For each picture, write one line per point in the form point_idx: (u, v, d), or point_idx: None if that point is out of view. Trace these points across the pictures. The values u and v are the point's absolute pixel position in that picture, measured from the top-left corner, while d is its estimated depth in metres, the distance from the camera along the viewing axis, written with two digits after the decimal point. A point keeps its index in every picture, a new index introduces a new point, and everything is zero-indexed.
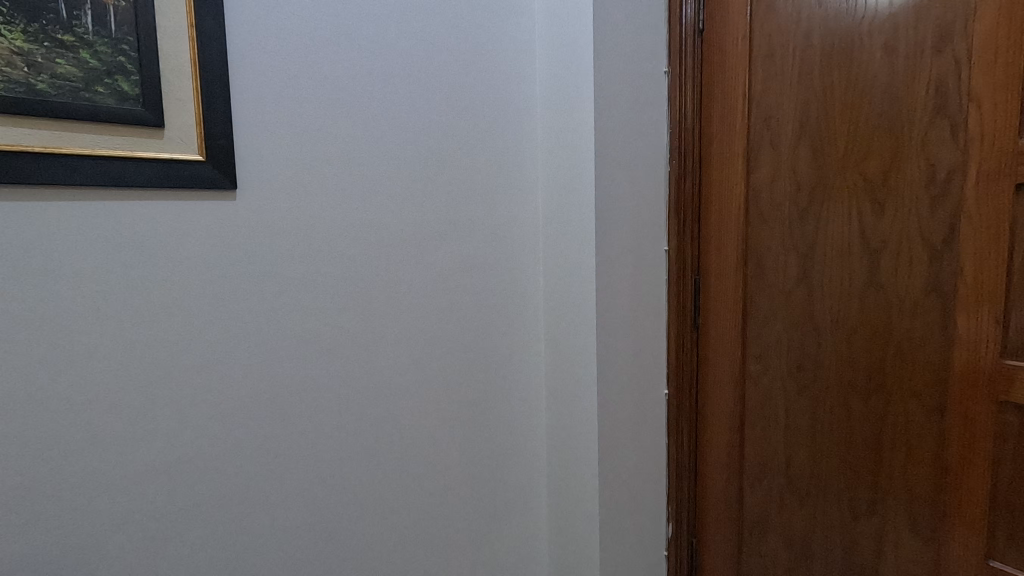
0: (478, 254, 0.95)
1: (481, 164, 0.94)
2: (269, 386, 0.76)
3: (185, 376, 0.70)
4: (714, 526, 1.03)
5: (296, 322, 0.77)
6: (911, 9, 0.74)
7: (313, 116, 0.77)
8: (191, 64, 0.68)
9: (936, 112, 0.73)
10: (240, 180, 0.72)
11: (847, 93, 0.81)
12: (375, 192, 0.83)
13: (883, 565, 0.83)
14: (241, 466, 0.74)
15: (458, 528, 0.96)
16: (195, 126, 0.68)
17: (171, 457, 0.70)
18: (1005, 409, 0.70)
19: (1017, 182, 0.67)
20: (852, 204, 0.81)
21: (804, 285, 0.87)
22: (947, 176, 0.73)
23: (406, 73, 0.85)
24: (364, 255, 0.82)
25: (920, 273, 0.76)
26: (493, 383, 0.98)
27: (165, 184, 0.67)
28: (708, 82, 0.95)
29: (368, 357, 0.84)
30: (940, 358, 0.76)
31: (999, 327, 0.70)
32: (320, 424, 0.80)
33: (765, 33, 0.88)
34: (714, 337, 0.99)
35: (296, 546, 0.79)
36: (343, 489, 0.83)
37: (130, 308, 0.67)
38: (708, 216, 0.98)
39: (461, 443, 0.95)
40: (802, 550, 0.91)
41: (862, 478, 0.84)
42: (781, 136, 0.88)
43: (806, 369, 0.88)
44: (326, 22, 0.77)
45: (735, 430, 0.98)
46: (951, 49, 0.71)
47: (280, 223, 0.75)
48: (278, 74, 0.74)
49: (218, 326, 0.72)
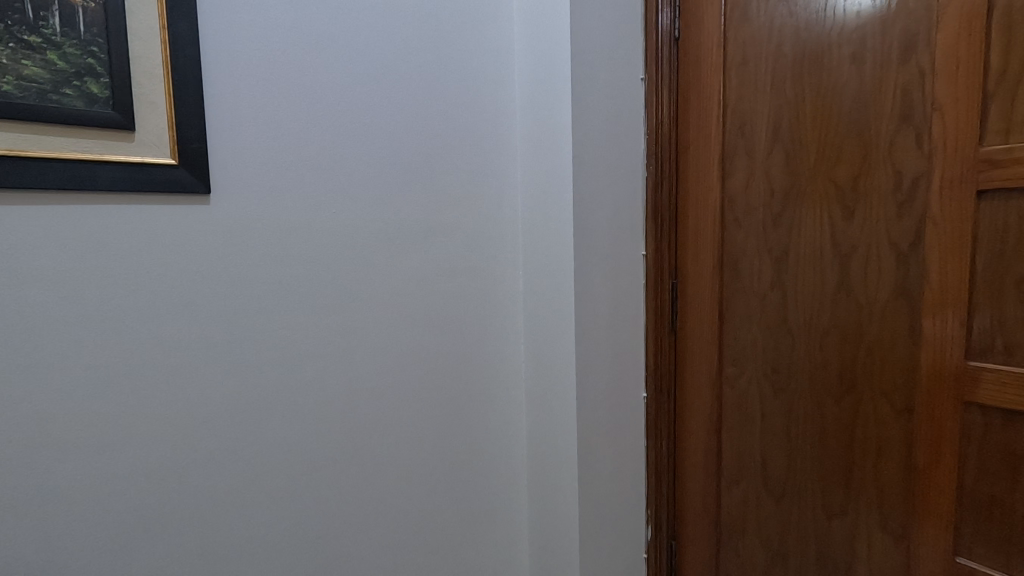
0: (456, 257, 0.96)
1: (459, 169, 0.95)
2: (246, 387, 0.77)
3: (163, 378, 0.72)
4: (692, 525, 1.04)
5: (272, 324, 0.79)
6: (878, 19, 0.76)
7: (289, 122, 0.78)
8: (163, 68, 0.68)
9: (902, 119, 0.74)
10: (214, 184, 0.73)
11: (818, 101, 0.82)
12: (351, 196, 0.84)
13: (856, 564, 0.84)
14: (220, 466, 0.76)
15: (439, 527, 0.98)
16: (166, 128, 0.69)
17: (149, 457, 0.71)
18: (969, 410, 0.72)
19: (979, 189, 0.69)
20: (823, 209, 0.82)
21: (778, 289, 0.88)
22: (913, 182, 0.74)
23: (384, 80, 0.86)
24: (340, 259, 0.84)
25: (888, 277, 0.77)
26: (473, 384, 1.00)
27: (138, 188, 0.68)
28: (684, 88, 0.97)
29: (346, 358, 0.85)
30: (908, 360, 0.77)
31: (963, 328, 0.71)
32: (298, 424, 0.82)
33: (739, 41, 0.90)
34: (692, 338, 1.01)
35: (274, 543, 0.81)
36: (321, 488, 0.85)
37: (105, 311, 0.68)
38: (685, 221, 0.99)
39: (440, 443, 0.97)
40: (778, 549, 0.92)
41: (835, 479, 0.85)
42: (756, 142, 0.89)
43: (780, 372, 0.90)
44: (302, 29, 0.78)
45: (712, 431, 0.99)
46: (916, 59, 0.73)
47: (255, 228, 0.76)
48: (253, 81, 0.75)
49: (194, 328, 0.73)
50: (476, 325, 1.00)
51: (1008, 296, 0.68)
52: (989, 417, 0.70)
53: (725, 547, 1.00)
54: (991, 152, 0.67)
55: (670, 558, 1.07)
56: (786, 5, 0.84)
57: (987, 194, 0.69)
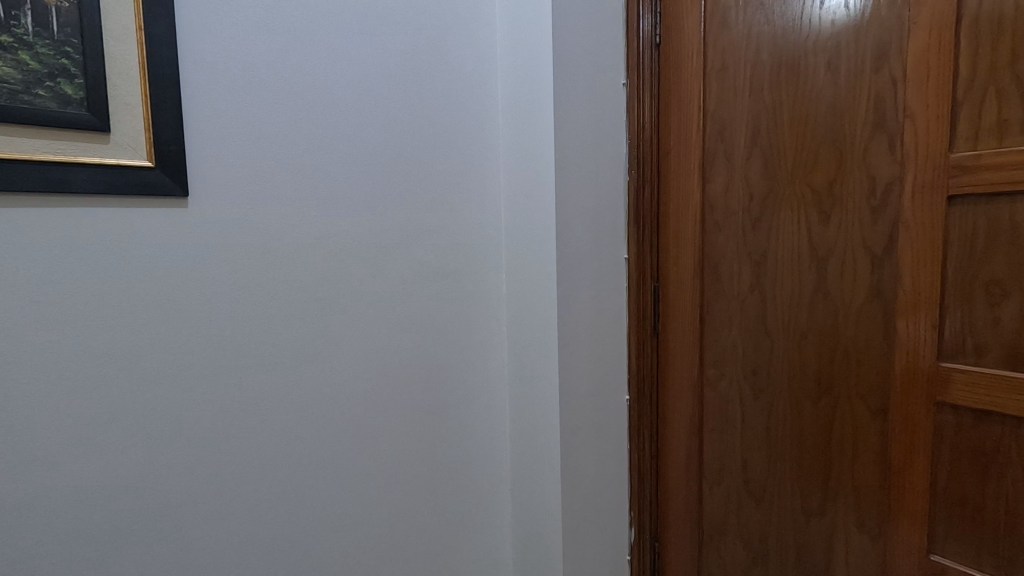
0: (439, 260, 0.96)
1: (441, 171, 0.95)
2: (225, 393, 0.76)
3: (138, 384, 0.70)
4: (674, 527, 1.05)
5: (251, 329, 0.78)
6: (852, 28, 0.77)
7: (269, 123, 0.78)
8: (140, 69, 0.68)
9: (875, 126, 0.76)
10: (192, 187, 0.72)
11: (794, 107, 0.83)
12: (333, 199, 0.84)
13: (833, 563, 0.85)
14: (197, 474, 0.75)
15: (422, 532, 0.97)
16: (142, 130, 0.69)
17: (124, 465, 0.70)
18: (941, 409, 0.74)
19: (948, 195, 0.71)
20: (801, 214, 0.84)
21: (757, 292, 0.89)
22: (886, 188, 0.76)
23: (366, 83, 0.86)
24: (322, 262, 0.83)
25: (863, 280, 0.79)
26: (456, 387, 1.00)
27: (113, 190, 0.67)
28: (665, 94, 0.98)
29: (327, 363, 0.85)
30: (883, 361, 0.78)
31: (935, 330, 0.73)
32: (278, 430, 0.81)
33: (718, 48, 0.91)
34: (674, 341, 1.01)
35: (254, 550, 0.80)
36: (302, 494, 0.84)
37: (80, 315, 0.67)
38: (666, 224, 1.00)
39: (423, 446, 0.96)
40: (759, 548, 0.93)
41: (813, 479, 0.86)
42: (734, 148, 0.90)
43: (760, 374, 0.91)
44: (282, 31, 0.78)
45: (693, 433, 1.00)
46: (888, 68, 0.75)
47: (234, 231, 0.76)
48: (233, 83, 0.75)
49: (171, 332, 0.72)
50: (459, 328, 0.99)
51: (976, 298, 0.70)
52: (960, 417, 0.72)
53: (707, 547, 1.00)
54: (960, 158, 0.69)
55: (653, 560, 1.07)
56: (763, 13, 0.85)
57: (956, 199, 0.71)
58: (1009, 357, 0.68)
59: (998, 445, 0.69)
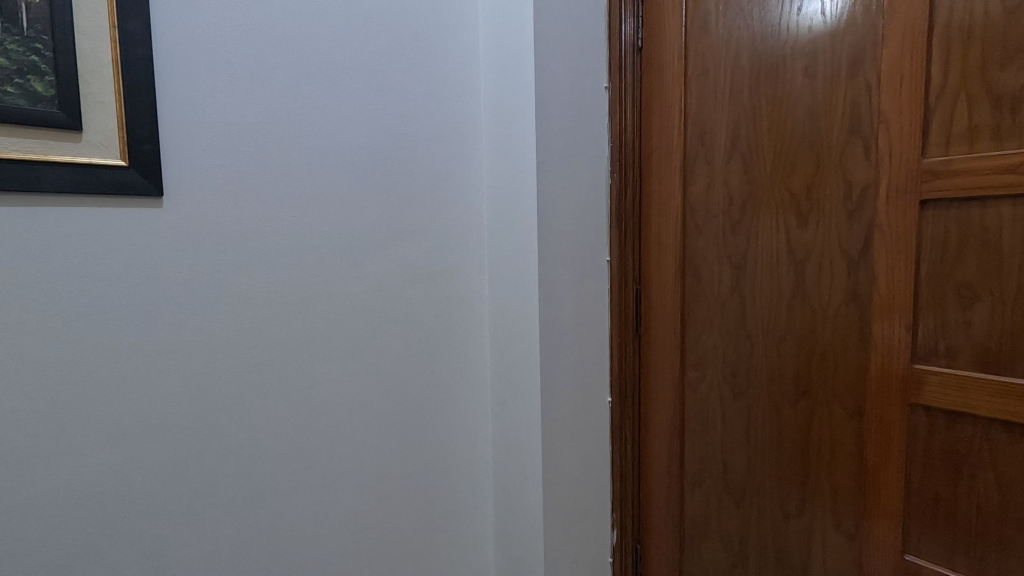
0: (421, 262, 0.96)
1: (422, 172, 0.95)
2: (201, 395, 0.75)
3: (110, 386, 0.69)
4: (656, 529, 1.05)
5: (228, 330, 0.77)
6: (829, 34, 0.78)
7: (248, 123, 0.77)
8: (113, 66, 0.67)
9: (851, 131, 0.77)
10: (166, 186, 0.72)
11: (773, 112, 0.84)
12: (313, 199, 0.83)
13: (811, 564, 0.85)
14: (172, 477, 0.74)
15: (403, 535, 0.97)
16: (116, 129, 0.68)
17: (94, 469, 0.69)
18: (915, 411, 0.75)
19: (921, 200, 0.72)
20: (779, 216, 0.85)
21: (737, 294, 0.90)
22: (862, 192, 0.77)
23: (346, 84, 0.86)
24: (301, 263, 0.83)
25: (840, 283, 0.80)
26: (437, 389, 1.00)
27: (86, 190, 0.66)
28: (647, 97, 0.98)
29: (305, 364, 0.84)
30: (859, 363, 0.79)
31: (908, 333, 0.74)
32: (256, 432, 0.80)
33: (699, 53, 0.92)
34: (657, 343, 1.02)
35: (232, 553, 0.79)
36: (281, 496, 0.83)
37: (51, 316, 0.65)
38: (648, 227, 1.01)
39: (404, 449, 0.96)
40: (739, 550, 0.93)
41: (792, 480, 0.87)
42: (715, 151, 0.91)
43: (739, 376, 0.91)
44: (260, 29, 0.77)
45: (675, 435, 1.00)
46: (863, 74, 0.76)
47: (211, 232, 0.75)
48: (210, 82, 0.74)
49: (146, 334, 0.71)
50: (441, 329, 0.99)
51: (949, 301, 0.71)
52: (933, 418, 0.73)
53: (689, 549, 1.01)
54: (933, 163, 0.70)
55: (635, 562, 1.07)
56: (742, 19, 0.86)
57: (929, 204, 0.72)
58: (981, 359, 0.69)
59: (970, 446, 0.70)
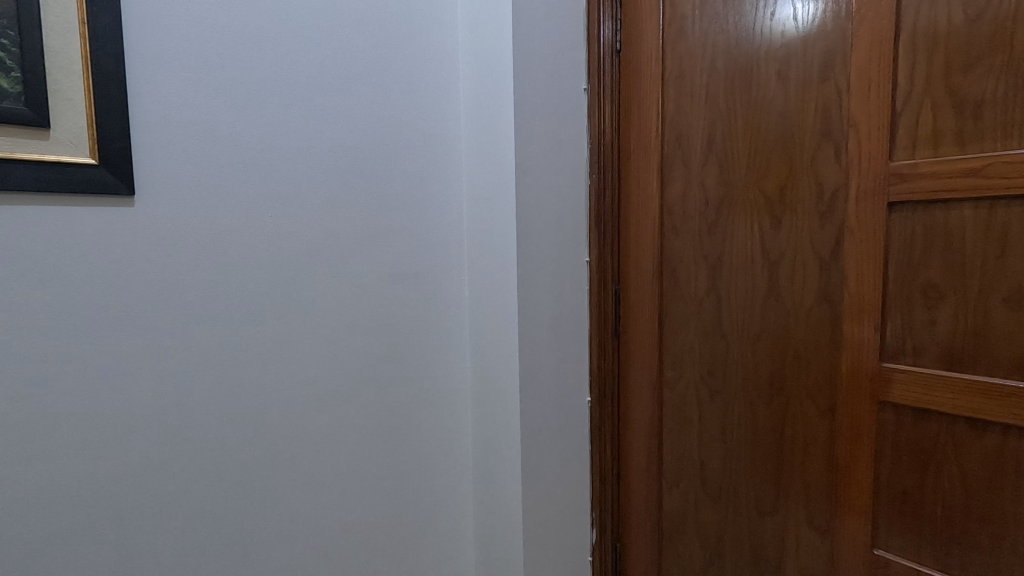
0: (400, 261, 0.96)
1: (401, 172, 0.95)
2: (174, 396, 0.74)
3: (80, 388, 0.68)
4: (635, 527, 1.06)
5: (201, 330, 0.76)
6: (801, 39, 0.80)
7: (222, 122, 0.76)
8: (82, 63, 0.66)
9: (823, 135, 0.79)
10: (139, 185, 0.71)
11: (747, 114, 0.85)
12: (289, 199, 0.83)
13: (785, 561, 0.87)
14: (144, 479, 0.73)
15: (382, 535, 0.96)
16: (85, 127, 0.67)
17: (64, 471, 0.68)
18: (884, 408, 0.76)
19: (888, 202, 0.74)
20: (753, 218, 0.86)
21: (713, 295, 0.91)
22: (833, 194, 0.78)
23: (323, 84, 0.85)
24: (278, 263, 0.82)
25: (813, 283, 0.81)
26: (416, 390, 0.99)
27: (55, 189, 0.65)
28: (625, 100, 0.99)
29: (282, 365, 0.83)
30: (831, 362, 0.80)
31: (877, 333, 0.76)
32: (231, 433, 0.79)
33: (676, 56, 0.93)
34: (636, 343, 1.03)
35: (207, 555, 0.78)
36: (258, 498, 0.82)
37: (19, 315, 0.64)
38: (627, 228, 1.02)
39: (382, 449, 0.96)
40: (715, 546, 0.95)
41: (767, 478, 0.88)
42: (692, 153, 0.92)
43: (716, 375, 0.92)
44: (234, 27, 0.77)
45: (653, 434, 1.01)
46: (834, 78, 0.77)
47: (184, 231, 0.74)
48: (182, 81, 0.73)
49: (118, 334, 0.70)
50: (420, 330, 0.99)
51: (915, 301, 0.73)
52: (901, 416, 0.75)
53: (667, 547, 1.02)
54: (899, 166, 0.72)
55: (615, 560, 1.08)
56: (718, 23, 0.87)
57: (896, 206, 0.73)
58: (945, 358, 0.71)
59: (935, 442, 0.72)
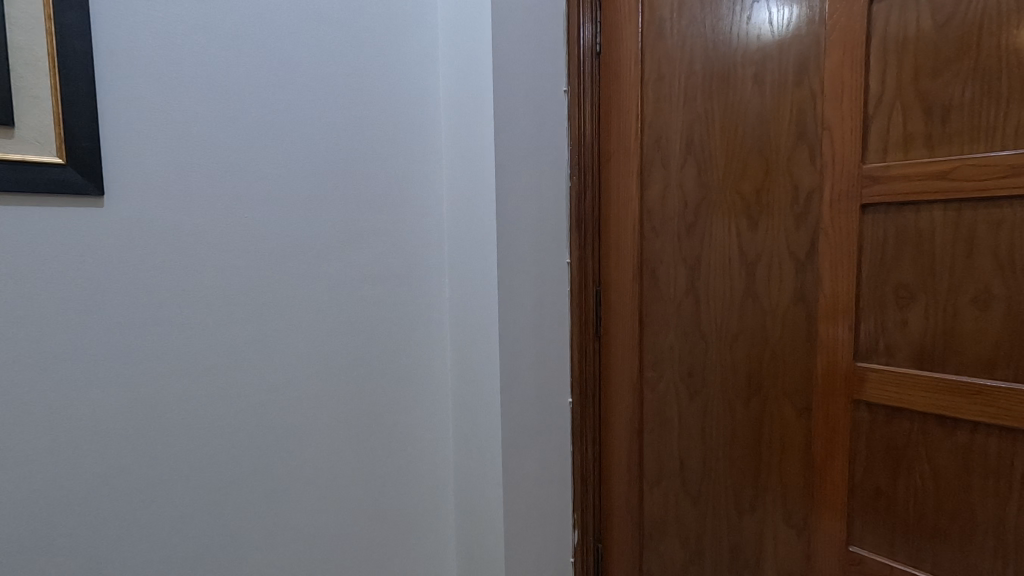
0: (380, 262, 0.95)
1: (380, 173, 0.94)
2: (147, 400, 0.73)
3: (47, 392, 0.66)
4: (617, 527, 1.06)
5: (175, 333, 0.74)
6: (776, 43, 0.81)
7: (195, 121, 0.75)
8: (49, 60, 0.64)
9: (798, 138, 0.80)
10: (109, 186, 0.69)
11: (725, 116, 0.86)
12: (266, 200, 0.81)
13: (764, 560, 0.88)
14: (115, 485, 0.71)
15: (362, 539, 0.95)
16: (52, 125, 0.65)
17: (32, 479, 0.66)
18: (858, 407, 0.78)
19: (861, 203, 0.75)
20: (731, 219, 0.87)
21: (692, 295, 0.92)
22: (808, 196, 0.79)
23: (300, 83, 0.84)
24: (256, 265, 0.81)
25: (789, 284, 0.82)
26: (397, 392, 0.99)
27: (21, 189, 0.64)
28: (605, 102, 1.00)
29: (259, 368, 0.82)
30: (807, 362, 0.81)
31: (851, 332, 0.77)
32: (206, 438, 0.78)
33: (654, 59, 0.93)
34: (617, 344, 1.03)
35: (183, 562, 0.76)
36: (235, 503, 0.80)
37: None
38: (608, 229, 1.02)
39: (362, 452, 0.95)
40: (695, 545, 0.95)
41: (746, 476, 0.89)
42: (670, 155, 0.93)
43: (695, 375, 0.93)
44: (208, 25, 0.75)
45: (634, 434, 1.02)
46: (808, 82, 0.78)
47: (157, 233, 0.73)
48: (154, 79, 0.72)
49: (87, 337, 0.69)
50: (400, 331, 0.98)
51: (888, 301, 0.74)
52: (875, 414, 0.76)
53: (648, 547, 1.02)
54: (872, 169, 0.73)
55: (597, 561, 1.08)
56: (695, 27, 0.88)
57: (869, 208, 0.75)
58: (917, 357, 0.72)
59: (907, 439, 0.74)
